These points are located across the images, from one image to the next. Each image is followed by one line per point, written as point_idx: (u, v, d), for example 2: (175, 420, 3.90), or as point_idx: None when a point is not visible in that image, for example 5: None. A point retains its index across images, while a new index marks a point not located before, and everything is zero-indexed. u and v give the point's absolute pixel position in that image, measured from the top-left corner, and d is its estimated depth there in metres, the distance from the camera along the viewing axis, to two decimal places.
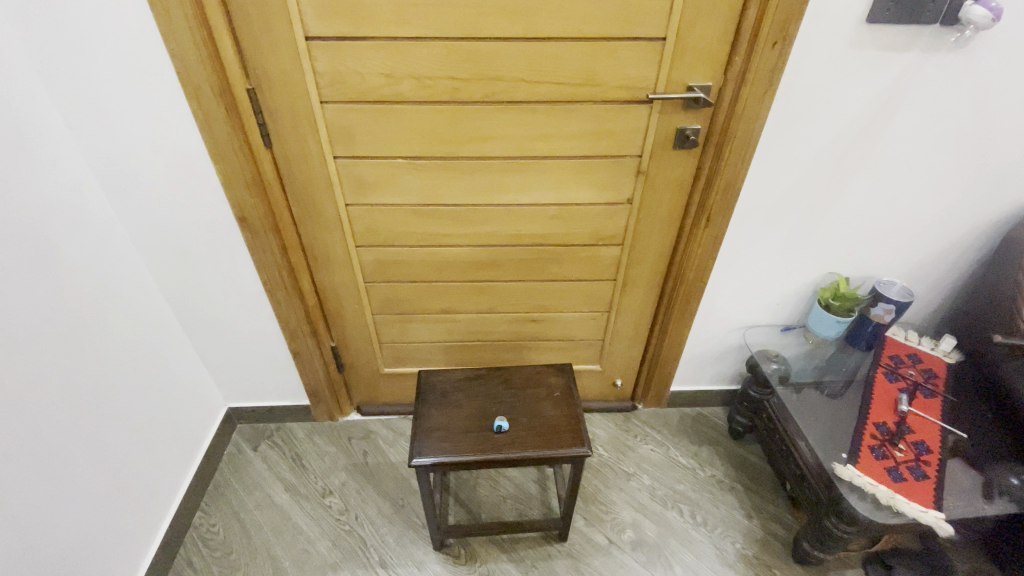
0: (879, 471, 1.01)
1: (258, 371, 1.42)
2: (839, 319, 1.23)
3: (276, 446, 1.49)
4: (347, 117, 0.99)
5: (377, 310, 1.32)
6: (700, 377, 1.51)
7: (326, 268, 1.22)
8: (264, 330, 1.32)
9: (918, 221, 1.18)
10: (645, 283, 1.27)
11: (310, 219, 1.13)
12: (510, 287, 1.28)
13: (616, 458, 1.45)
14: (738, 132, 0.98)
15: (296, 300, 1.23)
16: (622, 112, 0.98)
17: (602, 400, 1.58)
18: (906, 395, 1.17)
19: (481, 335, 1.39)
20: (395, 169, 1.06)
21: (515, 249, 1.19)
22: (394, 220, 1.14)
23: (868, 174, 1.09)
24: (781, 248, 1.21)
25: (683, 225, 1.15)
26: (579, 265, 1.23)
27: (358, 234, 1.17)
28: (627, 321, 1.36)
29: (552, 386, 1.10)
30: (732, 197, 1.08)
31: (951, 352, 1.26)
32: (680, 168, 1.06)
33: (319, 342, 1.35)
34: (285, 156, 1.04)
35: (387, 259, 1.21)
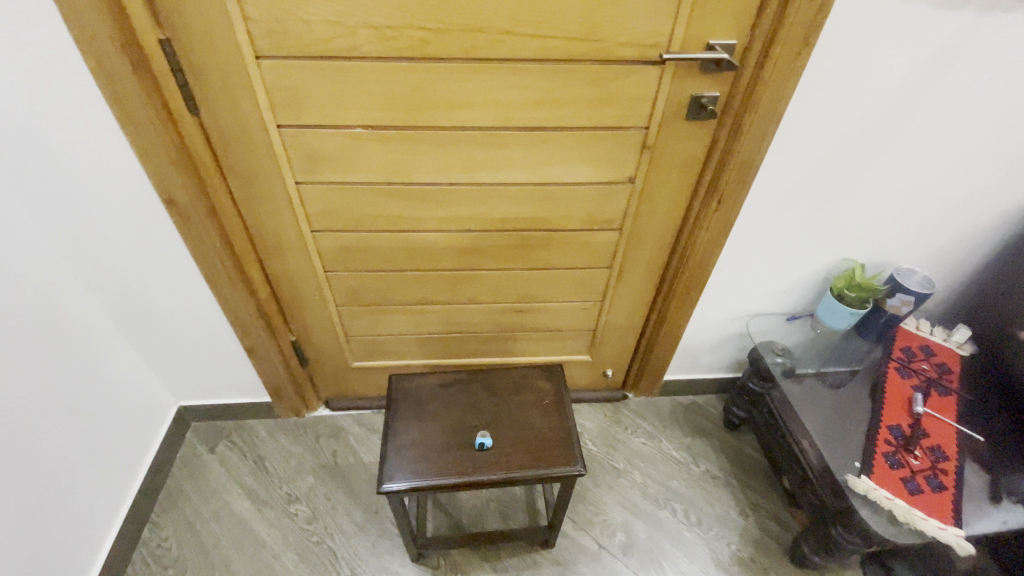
0: (895, 483, 0.94)
1: (209, 367, 1.26)
2: (853, 311, 1.12)
3: (235, 447, 1.36)
4: (291, 77, 0.80)
5: (342, 302, 1.16)
6: (695, 366, 1.41)
7: (278, 256, 1.05)
8: (212, 325, 1.16)
9: (948, 204, 1.06)
10: (642, 271, 1.14)
11: (255, 200, 0.96)
12: (492, 275, 1.13)
13: (606, 454, 1.36)
14: (762, 101, 0.83)
15: (245, 292, 1.07)
16: (627, 75, 0.81)
17: (590, 389, 1.47)
18: (920, 394, 1.09)
19: (460, 326, 1.25)
20: (353, 141, 0.88)
21: (497, 234, 1.04)
22: (356, 202, 0.97)
23: (899, 152, 0.96)
24: (794, 233, 1.09)
25: (690, 208, 1.01)
26: (570, 251, 1.09)
27: (314, 217, 0.99)
28: (621, 311, 1.23)
29: (544, 391, 0.98)
30: (748, 177, 0.94)
31: (965, 344, 1.18)
32: (690, 143, 0.91)
33: (276, 336, 1.19)
34: (218, 125, 0.85)
35: (350, 245, 1.05)
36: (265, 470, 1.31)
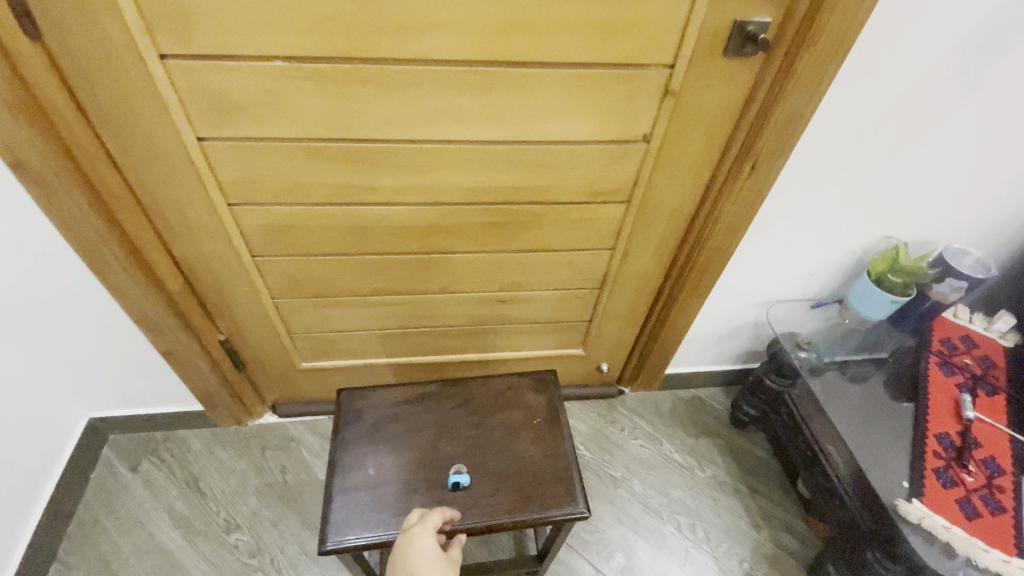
0: (950, 508, 0.80)
1: (120, 374, 1.02)
2: (894, 298, 0.96)
3: (164, 465, 1.13)
4: None
5: (279, 293, 0.93)
6: (700, 358, 1.24)
7: (189, 237, 0.81)
8: (113, 325, 0.91)
9: (1012, 172, 0.89)
10: (650, 252, 0.94)
11: (147, 162, 0.71)
12: (467, 259, 0.92)
13: (601, 460, 1.20)
14: (827, 30, 0.62)
15: (149, 284, 0.83)
16: None
17: (581, 385, 1.29)
18: (968, 395, 0.94)
19: (430, 319, 1.04)
20: (273, 80, 0.64)
21: (473, 209, 0.82)
22: (286, 166, 0.73)
23: (975, 105, 0.77)
24: (833, 207, 0.90)
25: (715, 176, 0.81)
26: (563, 230, 0.88)
27: (231, 186, 0.75)
28: (621, 299, 1.04)
29: (533, 408, 0.83)
30: (793, 136, 0.74)
31: (1007, 333, 1.04)
32: (725, 89, 0.69)
33: (200, 336, 0.96)
34: (74, 53, 0.59)
35: (284, 224, 0.81)
36: (199, 492, 1.10)
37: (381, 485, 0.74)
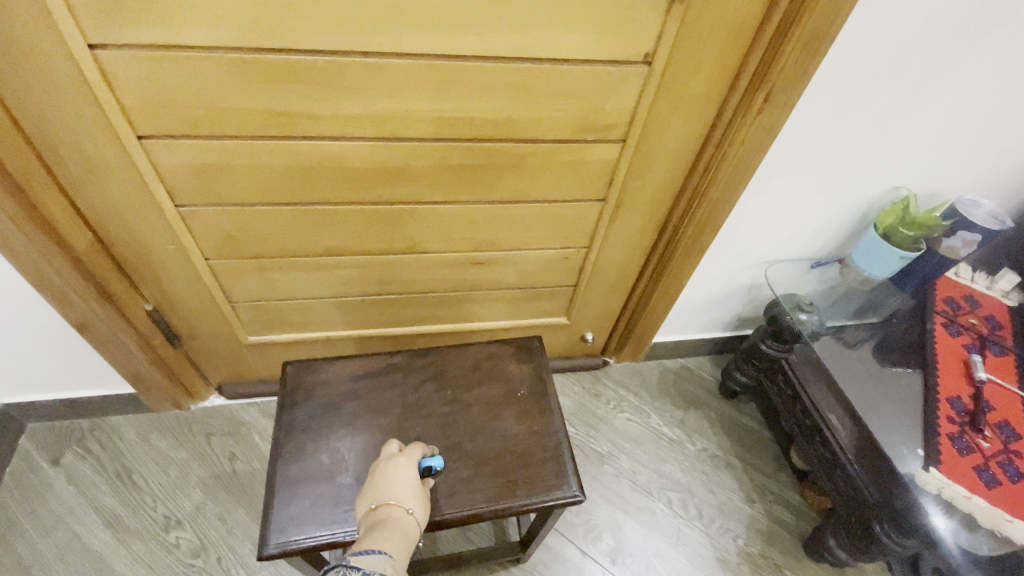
0: (969, 475, 0.73)
1: (25, 352, 0.86)
2: (904, 254, 0.89)
3: (90, 457, 0.99)
4: None
5: (213, 253, 0.79)
6: (691, 325, 1.16)
7: (91, 181, 0.66)
8: (6, 294, 0.75)
9: None
10: (645, 204, 0.84)
11: (19, 75, 0.55)
12: (438, 211, 0.80)
13: (586, 436, 1.11)
14: None
15: (45, 240, 0.68)
16: None
17: (564, 357, 1.20)
18: (977, 355, 0.88)
19: (396, 284, 0.92)
20: None
21: (444, 148, 0.70)
22: (210, 88, 0.59)
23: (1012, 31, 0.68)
24: (846, 152, 0.81)
25: (722, 110, 0.71)
26: (549, 175, 0.77)
27: (139, 112, 0.60)
28: (610, 259, 0.94)
29: (517, 379, 0.73)
30: (815, 58, 0.63)
31: (1010, 292, 1.00)
32: (741, 0, 0.59)
33: (119, 305, 0.81)
34: None
35: (213, 164, 0.67)
36: (133, 486, 0.96)
37: (337, 473, 0.62)
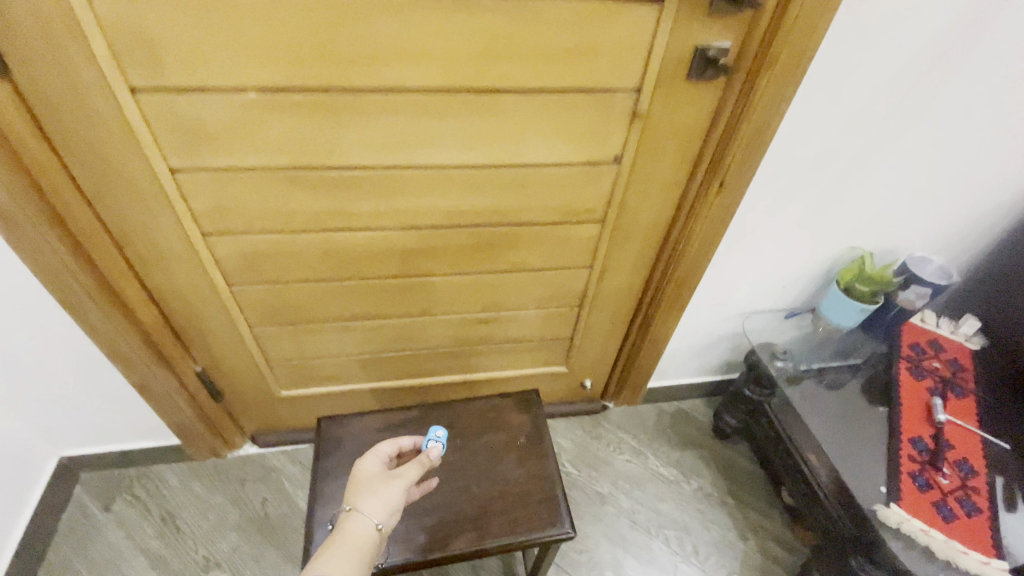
0: (927, 511, 0.81)
1: (89, 410, 0.99)
2: (864, 306, 0.99)
3: (138, 502, 1.09)
4: (138, 17, 0.55)
5: (255, 321, 0.92)
6: (682, 371, 1.26)
7: (162, 268, 0.80)
8: (81, 360, 0.89)
9: (970, 181, 0.93)
10: (628, 269, 0.96)
11: (114, 193, 0.70)
12: (447, 280, 0.92)
13: (588, 477, 1.20)
14: (783, 54, 0.65)
15: (122, 317, 0.82)
16: (612, 17, 0.61)
17: (566, 402, 1.30)
18: (938, 398, 0.96)
19: (412, 342, 1.04)
20: (245, 111, 0.64)
21: (452, 231, 0.83)
22: (262, 195, 0.73)
23: (930, 120, 0.81)
24: (802, 220, 0.93)
25: (685, 193, 0.83)
26: (542, 248, 0.89)
27: (204, 214, 0.74)
28: (601, 315, 1.06)
29: (516, 428, 0.83)
30: (758, 153, 0.76)
31: (972, 336, 1.08)
32: (690, 113, 0.72)
33: (174, 368, 0.94)
34: (38, 90, 0.59)
35: (260, 251, 0.81)
36: (175, 529, 1.07)
37: None
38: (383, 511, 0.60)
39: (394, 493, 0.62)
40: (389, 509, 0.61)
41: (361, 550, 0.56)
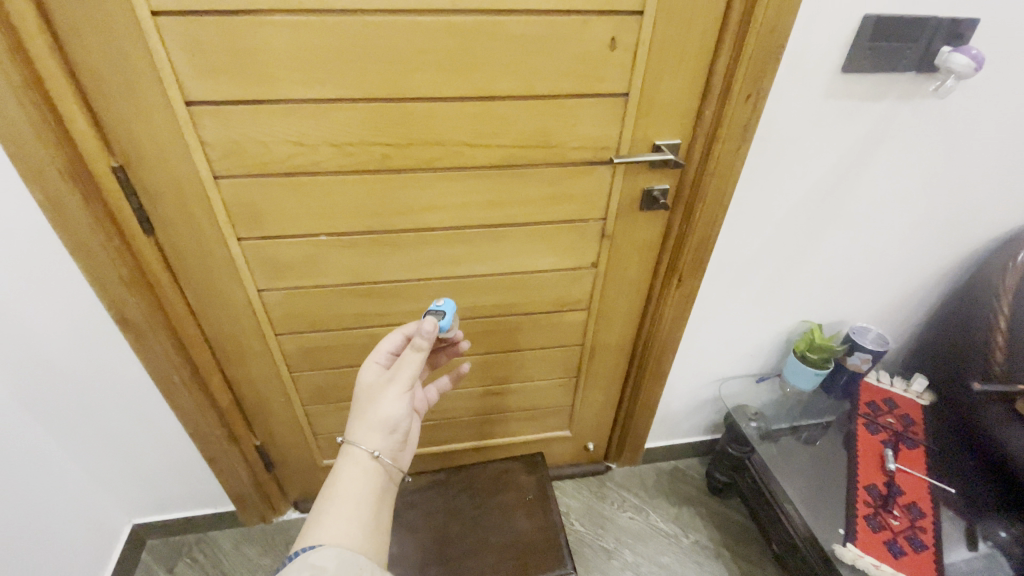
0: (879, 548, 0.97)
1: (164, 480, 1.17)
2: (818, 371, 1.17)
3: (197, 565, 1.24)
4: (251, 193, 0.80)
5: (308, 401, 1.12)
6: (674, 431, 1.41)
7: (240, 362, 1.02)
8: (167, 436, 1.09)
9: (891, 266, 1.12)
10: (614, 346, 1.16)
11: (214, 308, 0.92)
12: (465, 361, 1.12)
13: (595, 534, 1.32)
14: (710, 191, 0.88)
15: (206, 403, 1.02)
16: (581, 174, 0.87)
17: (572, 464, 1.44)
18: (891, 450, 1.12)
19: (436, 414, 1.22)
20: (318, 247, 0.88)
21: (468, 323, 1.04)
22: (324, 304, 0.96)
23: (843, 224, 1.02)
24: (754, 301, 1.13)
25: (653, 286, 1.05)
26: (541, 333, 1.10)
27: (279, 319, 0.97)
28: (596, 384, 1.24)
29: (526, 486, 1.00)
30: (704, 257, 0.98)
31: (923, 393, 1.23)
32: (646, 230, 0.96)
33: (240, 443, 1.13)
34: (173, 242, 0.83)
35: (318, 345, 1.02)
36: None
37: (400, 563, 0.88)
38: (376, 433, 0.63)
39: (385, 409, 0.64)
40: (385, 428, 0.63)
41: (355, 497, 0.59)
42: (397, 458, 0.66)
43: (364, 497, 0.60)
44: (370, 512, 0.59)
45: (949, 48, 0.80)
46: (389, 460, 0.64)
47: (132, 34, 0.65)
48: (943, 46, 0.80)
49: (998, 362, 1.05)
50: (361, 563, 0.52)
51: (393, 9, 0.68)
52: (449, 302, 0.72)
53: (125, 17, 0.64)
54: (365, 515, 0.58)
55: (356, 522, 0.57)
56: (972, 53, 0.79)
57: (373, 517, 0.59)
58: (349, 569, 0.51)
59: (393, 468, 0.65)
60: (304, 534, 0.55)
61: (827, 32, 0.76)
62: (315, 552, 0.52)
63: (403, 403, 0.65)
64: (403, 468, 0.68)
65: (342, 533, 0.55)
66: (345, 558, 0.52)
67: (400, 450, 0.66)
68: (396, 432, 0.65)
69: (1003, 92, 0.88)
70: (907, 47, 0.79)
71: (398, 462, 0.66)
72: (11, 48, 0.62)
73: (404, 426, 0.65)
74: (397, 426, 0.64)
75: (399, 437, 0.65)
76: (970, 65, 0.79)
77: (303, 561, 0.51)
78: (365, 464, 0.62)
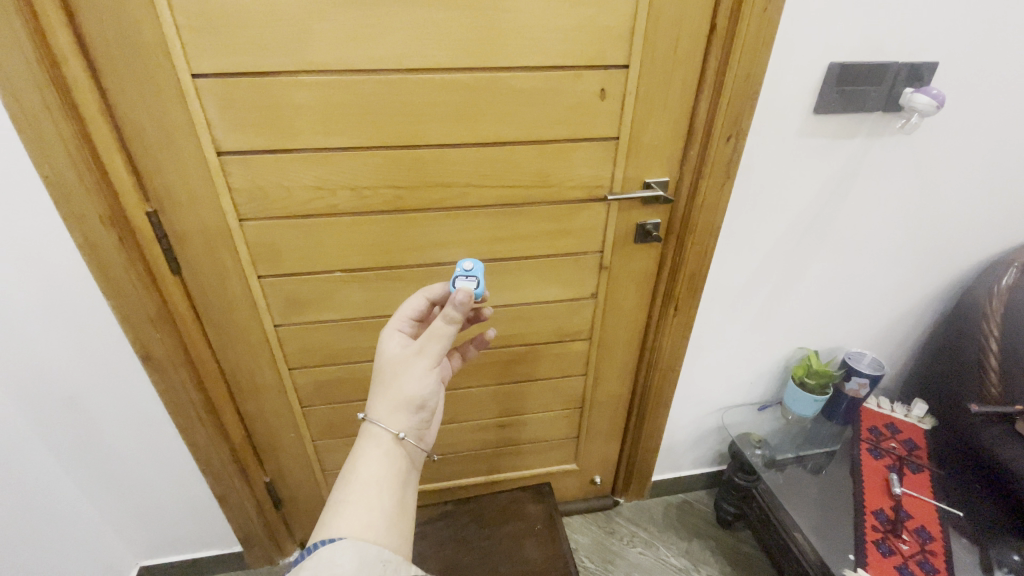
0: (890, 572, 0.99)
1: (174, 519, 1.18)
2: (817, 397, 1.19)
3: None
4: (273, 234, 0.87)
5: (317, 435, 1.15)
6: (680, 463, 1.41)
7: (254, 396, 1.05)
8: (179, 473, 1.11)
9: (880, 292, 1.17)
10: (616, 375, 1.19)
11: (233, 344, 0.97)
12: (472, 392, 1.16)
13: (605, 571, 1.30)
14: (699, 225, 0.94)
15: (219, 439, 1.04)
16: (578, 211, 0.94)
17: (580, 499, 1.44)
18: (896, 474, 1.14)
19: (444, 448, 1.24)
20: (333, 283, 0.94)
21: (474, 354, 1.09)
22: (337, 338, 1.01)
23: (828, 252, 1.07)
24: (750, 329, 1.17)
25: (651, 315, 1.10)
26: (545, 362, 1.14)
27: (293, 354, 1.01)
28: (601, 415, 1.26)
29: (533, 517, 1.03)
30: (698, 286, 1.03)
31: (924, 417, 1.25)
32: (642, 262, 1.02)
33: (250, 480, 1.14)
34: (198, 281, 0.89)
35: (330, 378, 1.06)
36: None
37: None
38: (402, 412, 0.65)
39: (411, 387, 0.66)
40: (411, 405, 0.66)
41: (377, 484, 0.62)
42: (422, 430, 0.69)
43: (386, 484, 0.62)
44: (391, 500, 0.61)
45: (911, 89, 0.87)
46: (413, 435, 0.67)
47: (173, 94, 0.73)
48: (906, 87, 0.87)
49: (993, 384, 1.08)
50: (383, 555, 0.54)
51: (406, 69, 0.76)
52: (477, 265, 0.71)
53: (168, 79, 0.72)
54: (388, 503, 0.60)
55: (378, 511, 0.59)
56: (933, 93, 0.85)
57: (395, 505, 0.61)
58: (371, 562, 0.53)
59: (416, 444, 0.68)
60: (328, 523, 0.58)
61: (795, 79, 0.84)
62: (336, 544, 0.54)
63: (430, 377, 0.67)
64: (427, 438, 0.71)
65: (364, 523, 0.57)
66: (366, 552, 0.54)
67: (426, 422, 0.69)
68: (422, 406, 0.67)
69: (966, 127, 0.95)
70: (871, 90, 0.86)
71: (422, 433, 0.70)
72: (67, 108, 0.70)
73: (430, 399, 0.67)
74: (424, 401, 0.66)
75: (424, 410, 0.67)
76: (932, 104, 0.85)
77: (326, 553, 0.53)
78: (389, 446, 0.64)
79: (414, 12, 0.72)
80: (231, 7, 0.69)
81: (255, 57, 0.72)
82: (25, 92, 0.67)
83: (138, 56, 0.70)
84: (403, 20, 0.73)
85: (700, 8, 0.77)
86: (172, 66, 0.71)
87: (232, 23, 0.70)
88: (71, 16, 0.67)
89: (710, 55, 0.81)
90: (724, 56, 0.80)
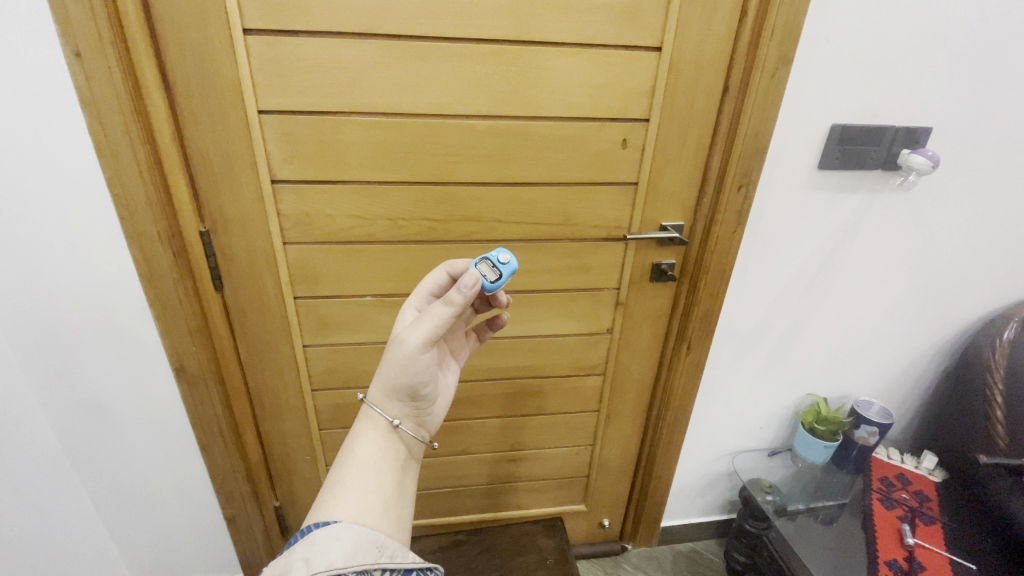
0: None
1: (177, 539, 1.17)
2: (827, 443, 1.21)
3: None
4: (313, 258, 0.93)
5: (331, 459, 1.16)
6: (691, 509, 1.40)
7: (274, 416, 1.07)
8: (191, 490, 1.11)
9: (886, 341, 1.21)
10: (629, 413, 1.21)
11: (262, 361, 1.01)
12: (486, 424, 1.18)
13: None
14: (711, 265, 1.00)
15: (236, 456, 1.06)
16: (598, 249, 1.00)
17: (588, 542, 1.42)
18: (907, 524, 1.15)
19: (454, 479, 1.25)
20: (363, 307, 0.99)
21: (492, 384, 1.12)
22: (360, 361, 1.05)
23: (834, 300, 1.12)
24: (761, 371, 1.19)
25: (664, 354, 1.13)
26: (561, 396, 1.17)
27: (317, 374, 1.05)
28: (613, 454, 1.27)
29: (546, 549, 1.25)
30: (710, 327, 1.07)
31: (934, 469, 1.26)
32: (657, 301, 1.07)
33: (261, 503, 1.15)
34: (237, 299, 0.94)
35: (349, 400, 1.09)
36: None
37: None
38: (394, 399, 0.70)
39: (400, 370, 0.69)
40: (400, 389, 0.69)
41: (374, 467, 0.66)
42: (422, 415, 0.73)
43: (382, 467, 0.67)
44: (387, 484, 0.65)
45: (908, 150, 0.94)
46: (409, 422, 0.71)
47: (238, 125, 0.81)
48: (903, 148, 0.95)
49: (1000, 435, 1.09)
50: (379, 541, 0.57)
51: (448, 113, 0.85)
52: (512, 260, 0.70)
53: (236, 112, 0.80)
54: (384, 487, 0.65)
55: (374, 494, 0.63)
56: (928, 154, 0.93)
57: (390, 490, 0.65)
58: (365, 547, 0.56)
59: (414, 432, 0.72)
60: (323, 505, 0.61)
61: (802, 137, 0.92)
62: (332, 526, 0.57)
63: (419, 363, 0.69)
64: (430, 425, 0.75)
65: (360, 507, 0.61)
66: (362, 537, 0.56)
67: (422, 407, 0.72)
68: (415, 390, 0.70)
69: (959, 188, 1.03)
70: (871, 151, 0.94)
71: (422, 420, 0.73)
72: (144, 133, 0.77)
73: (422, 385, 0.71)
74: (414, 386, 0.70)
75: (416, 395, 0.71)
76: (927, 164, 0.93)
77: (321, 535, 0.56)
78: (384, 431, 0.70)
79: (460, 65, 0.81)
80: (300, 53, 0.78)
81: (316, 98, 0.81)
82: (109, 117, 0.75)
83: (213, 91, 0.78)
84: (449, 71, 0.82)
85: (714, 70, 0.86)
86: (241, 101, 0.79)
87: (300, 68, 0.79)
88: (160, 57, 0.76)
89: (723, 113, 0.89)
90: (736, 114, 0.88)
